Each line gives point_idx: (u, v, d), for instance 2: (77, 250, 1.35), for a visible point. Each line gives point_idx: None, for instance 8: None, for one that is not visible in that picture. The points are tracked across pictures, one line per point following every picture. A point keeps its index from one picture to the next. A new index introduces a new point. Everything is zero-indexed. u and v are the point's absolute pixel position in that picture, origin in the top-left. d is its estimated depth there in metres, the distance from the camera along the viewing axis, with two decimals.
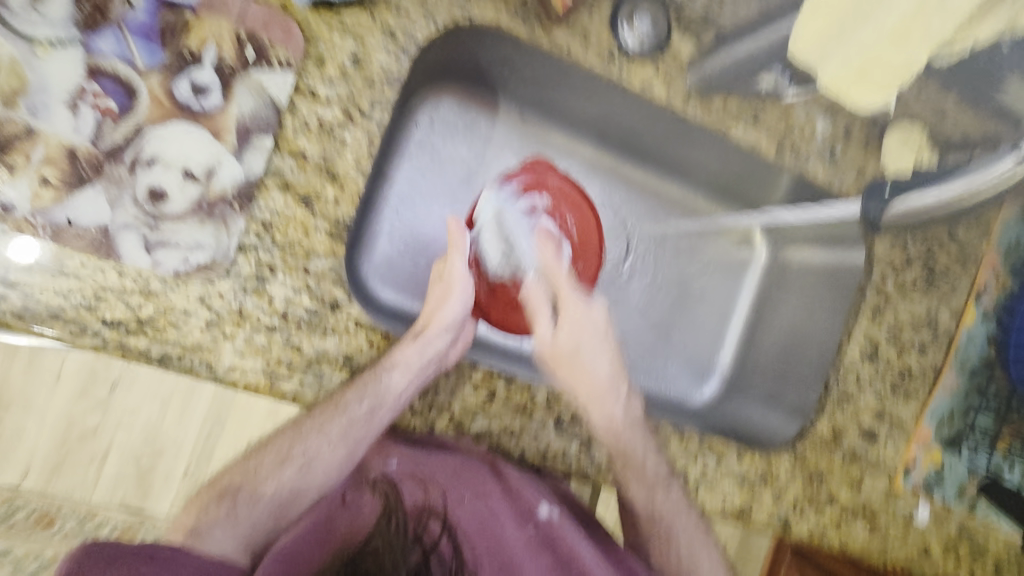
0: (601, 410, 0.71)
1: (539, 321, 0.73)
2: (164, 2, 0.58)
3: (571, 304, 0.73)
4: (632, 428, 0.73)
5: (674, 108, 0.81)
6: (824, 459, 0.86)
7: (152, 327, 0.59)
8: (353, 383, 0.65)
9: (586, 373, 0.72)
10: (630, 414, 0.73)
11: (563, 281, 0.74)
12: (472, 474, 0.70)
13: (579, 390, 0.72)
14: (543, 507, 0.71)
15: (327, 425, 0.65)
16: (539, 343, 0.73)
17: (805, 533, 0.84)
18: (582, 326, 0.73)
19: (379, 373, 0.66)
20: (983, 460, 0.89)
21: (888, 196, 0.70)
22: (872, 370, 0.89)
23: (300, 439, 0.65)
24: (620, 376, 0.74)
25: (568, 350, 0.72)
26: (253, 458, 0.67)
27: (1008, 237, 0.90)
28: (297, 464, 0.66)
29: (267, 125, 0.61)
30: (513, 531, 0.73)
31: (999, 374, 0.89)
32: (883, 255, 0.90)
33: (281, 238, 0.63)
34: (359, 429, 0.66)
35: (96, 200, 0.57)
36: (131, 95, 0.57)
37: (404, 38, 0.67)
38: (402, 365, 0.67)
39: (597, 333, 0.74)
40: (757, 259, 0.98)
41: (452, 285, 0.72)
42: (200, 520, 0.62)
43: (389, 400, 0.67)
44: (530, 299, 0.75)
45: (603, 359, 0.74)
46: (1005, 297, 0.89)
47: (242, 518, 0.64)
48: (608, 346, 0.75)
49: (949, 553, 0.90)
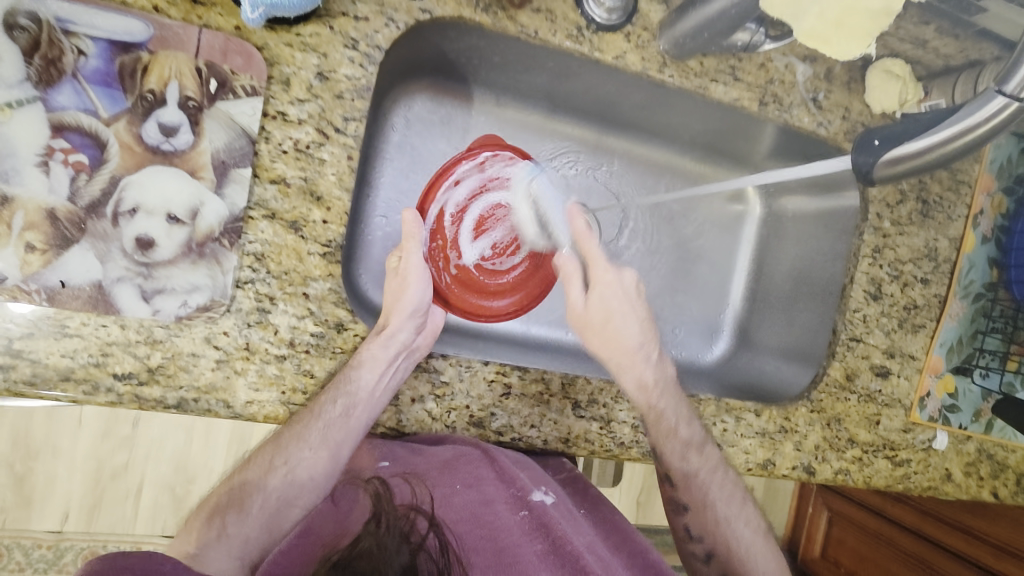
0: (632, 371, 0.75)
1: (573, 285, 0.76)
2: (117, 45, 0.56)
3: (601, 272, 0.76)
4: (663, 386, 0.75)
5: (650, 77, 0.78)
6: (839, 404, 0.87)
7: (163, 374, 0.60)
8: (325, 388, 0.64)
9: (618, 337, 0.76)
10: (665, 376, 0.76)
11: (592, 252, 0.76)
12: (465, 462, 0.71)
13: (612, 355, 0.76)
14: (536, 492, 0.72)
15: (305, 432, 0.65)
16: (570, 309, 0.77)
17: (829, 476, 0.86)
18: (613, 290, 0.76)
19: (348, 373, 0.64)
20: (995, 380, 0.89)
21: (880, 148, 0.64)
22: (878, 310, 0.88)
23: (280, 449, 0.66)
24: (651, 341, 0.77)
25: (599, 316, 0.76)
26: (239, 474, 0.69)
27: (1000, 157, 0.89)
28: (281, 472, 0.67)
29: (243, 155, 0.60)
30: (506, 516, 0.73)
31: (1003, 295, 0.89)
32: (877, 195, 0.87)
33: (276, 267, 0.62)
34: (338, 430, 0.66)
35: (85, 257, 0.56)
36: (101, 146, 0.56)
37: (367, 44, 0.64)
38: (369, 360, 0.64)
39: (629, 298, 0.77)
40: (751, 212, 1.00)
41: (407, 277, 0.71)
42: (198, 544, 0.64)
43: (364, 397, 0.65)
44: (565, 266, 0.77)
45: (633, 323, 0.76)
46: (1002, 218, 0.90)
47: (234, 536, 0.64)
48: (640, 310, 0.77)
49: (971, 474, 0.92)
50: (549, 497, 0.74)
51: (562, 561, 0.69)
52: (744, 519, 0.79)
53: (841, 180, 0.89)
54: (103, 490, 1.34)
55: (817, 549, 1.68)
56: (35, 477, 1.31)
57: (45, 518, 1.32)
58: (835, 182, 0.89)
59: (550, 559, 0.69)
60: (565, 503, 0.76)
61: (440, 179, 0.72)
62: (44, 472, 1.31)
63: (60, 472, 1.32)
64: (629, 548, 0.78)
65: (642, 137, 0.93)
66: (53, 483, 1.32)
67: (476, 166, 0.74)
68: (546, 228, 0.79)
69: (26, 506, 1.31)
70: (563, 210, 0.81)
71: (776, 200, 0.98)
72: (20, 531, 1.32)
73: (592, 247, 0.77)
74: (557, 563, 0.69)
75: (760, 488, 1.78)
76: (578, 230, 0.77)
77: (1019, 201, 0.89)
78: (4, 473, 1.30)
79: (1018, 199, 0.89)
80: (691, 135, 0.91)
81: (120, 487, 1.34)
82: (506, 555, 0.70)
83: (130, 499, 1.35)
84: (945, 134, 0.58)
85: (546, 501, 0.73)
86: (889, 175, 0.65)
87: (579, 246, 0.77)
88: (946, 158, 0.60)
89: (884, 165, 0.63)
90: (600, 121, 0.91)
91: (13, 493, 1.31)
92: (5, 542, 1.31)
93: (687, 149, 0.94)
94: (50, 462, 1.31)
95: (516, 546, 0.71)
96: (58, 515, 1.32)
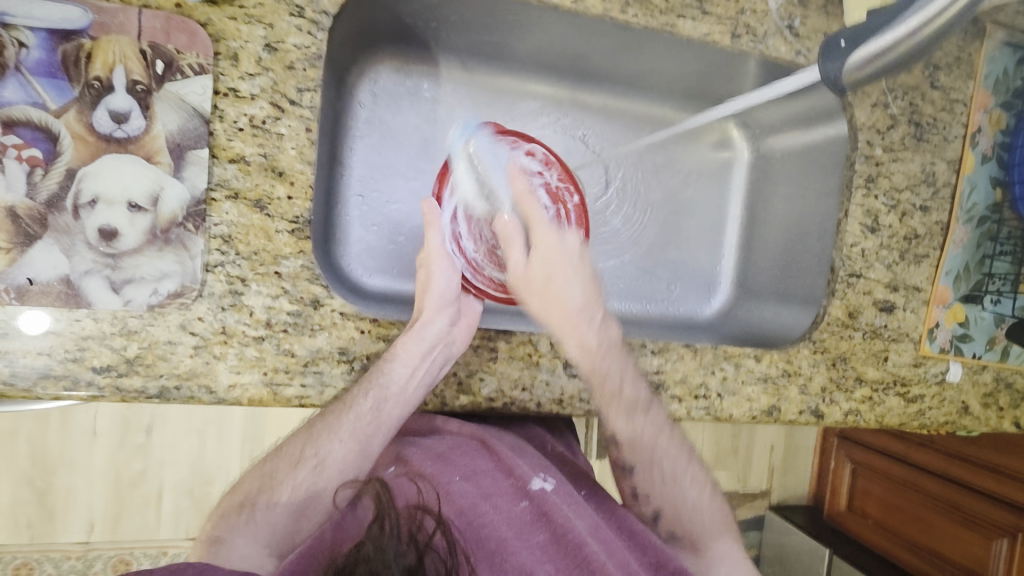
0: (613, 405, 0.71)
1: (513, 247, 0.70)
2: (58, 34, 0.55)
3: (541, 232, 0.70)
4: (608, 349, 0.71)
5: (614, 20, 0.75)
6: (843, 343, 0.84)
7: (142, 364, 0.59)
8: (359, 379, 0.65)
9: (561, 299, 0.70)
10: (642, 401, 0.72)
11: (531, 211, 0.71)
12: (463, 454, 0.74)
13: (551, 321, 0.70)
14: (534, 479, 0.73)
15: (337, 424, 0.64)
16: (511, 273, 0.70)
17: (839, 417, 0.84)
18: (554, 252, 0.70)
19: (381, 365, 0.65)
20: (1008, 305, 0.86)
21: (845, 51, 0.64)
22: (877, 242, 0.84)
23: (313, 439, 0.65)
24: (593, 299, 0.71)
25: (539, 280, 0.69)
26: (268, 463, 0.67)
27: (994, 72, 0.85)
28: (311, 465, 0.64)
29: (199, 136, 0.59)
30: (505, 508, 0.70)
31: (1009, 216, 0.85)
32: (866, 121, 0.83)
33: (244, 248, 0.61)
34: (371, 426, 0.65)
35: (50, 251, 0.56)
36: (53, 139, 0.55)
37: (314, 11, 0.62)
38: (403, 354, 0.65)
39: (572, 259, 0.71)
40: (739, 157, 0.98)
41: (432, 263, 0.71)
42: (224, 529, 0.61)
43: (396, 394, 0.65)
44: (503, 230, 0.71)
45: (576, 282, 0.70)
46: (1002, 134, 0.86)
47: (262, 523, 0.62)
48: (584, 273, 0.71)
49: (989, 406, 0.89)
50: (548, 485, 0.74)
51: (564, 551, 0.67)
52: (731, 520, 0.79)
53: (827, 110, 0.85)
54: (124, 498, 1.36)
55: (843, 502, 1.64)
56: (57, 491, 1.33)
57: (72, 529, 1.35)
58: (820, 113, 0.86)
59: (552, 550, 0.67)
60: (566, 489, 0.75)
61: (445, 160, 0.84)
62: (65, 484, 1.33)
63: (81, 483, 1.34)
64: (630, 528, 0.75)
65: (618, 90, 0.91)
66: (75, 494, 1.34)
67: (475, 142, 0.80)
68: (485, 188, 0.73)
69: (52, 519, 1.34)
70: (504, 170, 0.74)
71: (763, 142, 0.96)
72: (48, 544, 1.34)
73: (530, 205, 0.71)
74: (560, 553, 0.66)
75: (780, 446, 1.70)
76: (518, 190, 0.71)
77: (1019, 115, 0.85)
78: (27, 489, 1.32)
79: (1017, 113, 0.85)
80: (669, 81, 0.89)
81: (140, 495, 1.37)
82: (507, 547, 0.65)
83: (152, 504, 1.37)
84: (907, 27, 0.58)
85: (546, 489, 0.73)
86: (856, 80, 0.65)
87: (521, 207, 0.71)
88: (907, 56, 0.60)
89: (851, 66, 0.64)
90: (573, 76, 0.89)
91: (38, 508, 1.33)
92: (36, 556, 1.33)
93: (666, 97, 0.92)
94: (69, 475, 1.33)
95: (516, 540, 0.66)
96: (84, 526, 1.35)
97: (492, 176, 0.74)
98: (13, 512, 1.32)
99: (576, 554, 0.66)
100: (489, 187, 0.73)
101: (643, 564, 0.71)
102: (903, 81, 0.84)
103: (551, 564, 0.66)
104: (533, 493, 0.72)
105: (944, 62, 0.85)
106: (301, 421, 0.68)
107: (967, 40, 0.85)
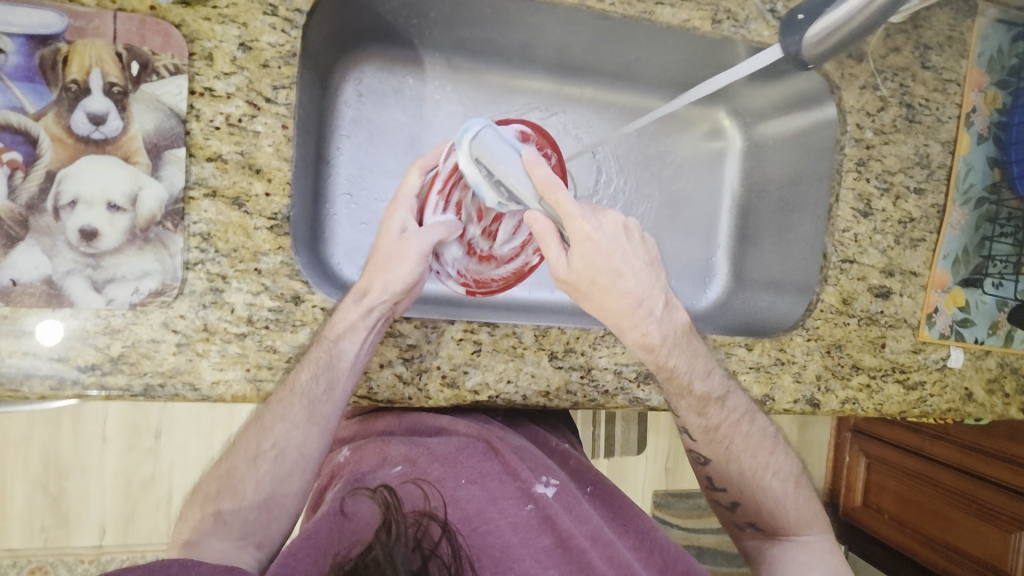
0: (634, 331, 0.64)
1: (548, 245, 0.60)
2: (35, 40, 0.56)
3: (575, 226, 0.58)
4: (671, 342, 0.67)
5: (591, 9, 0.74)
6: (838, 330, 0.82)
7: (126, 363, 0.60)
8: (305, 361, 0.63)
9: (614, 294, 0.61)
10: (670, 325, 0.66)
11: (562, 204, 0.58)
12: (469, 457, 0.70)
13: (608, 310, 0.63)
14: (540, 484, 0.70)
15: (290, 411, 0.63)
16: (554, 275, 0.61)
17: (835, 406, 0.82)
18: (596, 245, 0.58)
19: (331, 344, 0.63)
20: (1010, 288, 0.84)
21: (806, 26, 0.64)
22: (870, 226, 0.83)
23: (266, 431, 0.63)
24: (653, 289, 0.63)
25: (585, 276, 0.60)
26: (225, 461, 0.65)
27: (987, 50, 0.83)
28: (270, 458, 0.63)
29: (175, 136, 0.60)
30: (510, 512, 0.66)
31: (1008, 197, 0.83)
32: (855, 104, 0.82)
33: (224, 246, 0.62)
34: (323, 404, 0.63)
35: (32, 252, 0.57)
36: (32, 142, 0.57)
37: (287, 9, 0.63)
38: (348, 331, 0.64)
39: (617, 245, 0.60)
40: (732, 145, 0.97)
41: (395, 254, 0.67)
42: (195, 533, 0.59)
43: (345, 369, 0.64)
44: (536, 224, 0.61)
45: (630, 271, 0.61)
46: (998, 113, 0.84)
47: (232, 521, 0.60)
48: (635, 257, 0.61)
49: (994, 392, 0.86)
50: (550, 491, 0.70)
51: (568, 555, 0.63)
52: (773, 469, 0.76)
53: (815, 94, 0.84)
54: (135, 502, 1.38)
55: (859, 497, 1.61)
56: (70, 496, 1.35)
57: (84, 534, 1.36)
58: (807, 97, 0.85)
59: (557, 554, 0.63)
60: (570, 495, 0.71)
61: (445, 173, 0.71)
62: (77, 489, 1.35)
63: (92, 488, 1.36)
64: (637, 527, 0.74)
65: (604, 81, 0.90)
66: (87, 499, 1.36)
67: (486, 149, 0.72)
68: (501, 191, 0.65)
69: (65, 523, 1.35)
70: (518, 159, 0.63)
71: (755, 129, 0.95)
72: (62, 548, 1.36)
73: (560, 197, 0.59)
74: (565, 558, 0.63)
75: (792, 442, 1.70)
76: (541, 181, 0.60)
77: (1015, 93, 0.83)
78: (40, 493, 1.34)
79: (1013, 91, 0.83)
80: (655, 72, 0.89)
81: (150, 498, 1.38)
82: (512, 554, 0.62)
83: (162, 507, 1.39)
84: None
85: (549, 493, 0.69)
86: (818, 54, 0.65)
87: (548, 199, 0.60)
88: (866, 27, 0.59)
89: (811, 40, 0.64)
90: (558, 69, 0.88)
91: (51, 513, 1.35)
92: (49, 560, 1.35)
93: (652, 88, 0.91)
94: (82, 480, 1.35)
95: (522, 546, 0.63)
96: (95, 530, 1.37)
97: (503, 171, 0.62)
98: (27, 517, 1.34)
99: (581, 559, 0.63)
100: (498, 180, 0.64)
101: (650, 565, 0.70)
102: (893, 62, 0.83)
103: (556, 569, 0.62)
104: (541, 497, 0.68)
105: (935, 42, 0.83)
106: (249, 419, 0.67)
107: (958, 18, 0.83)
